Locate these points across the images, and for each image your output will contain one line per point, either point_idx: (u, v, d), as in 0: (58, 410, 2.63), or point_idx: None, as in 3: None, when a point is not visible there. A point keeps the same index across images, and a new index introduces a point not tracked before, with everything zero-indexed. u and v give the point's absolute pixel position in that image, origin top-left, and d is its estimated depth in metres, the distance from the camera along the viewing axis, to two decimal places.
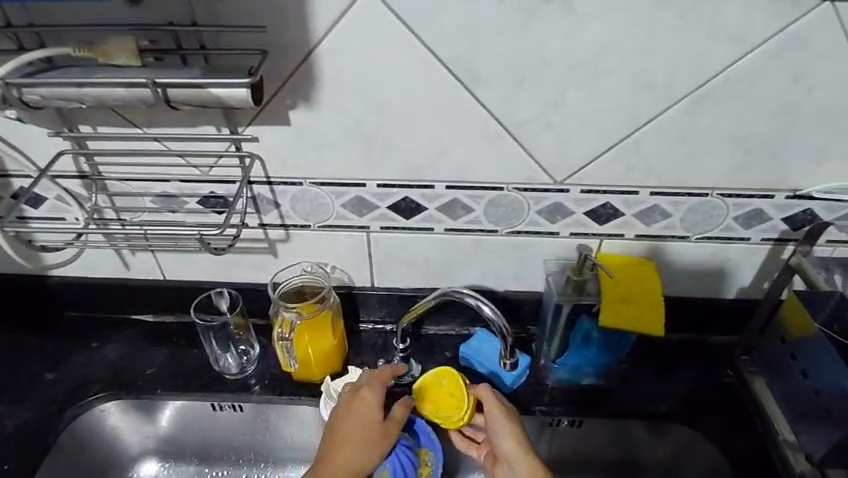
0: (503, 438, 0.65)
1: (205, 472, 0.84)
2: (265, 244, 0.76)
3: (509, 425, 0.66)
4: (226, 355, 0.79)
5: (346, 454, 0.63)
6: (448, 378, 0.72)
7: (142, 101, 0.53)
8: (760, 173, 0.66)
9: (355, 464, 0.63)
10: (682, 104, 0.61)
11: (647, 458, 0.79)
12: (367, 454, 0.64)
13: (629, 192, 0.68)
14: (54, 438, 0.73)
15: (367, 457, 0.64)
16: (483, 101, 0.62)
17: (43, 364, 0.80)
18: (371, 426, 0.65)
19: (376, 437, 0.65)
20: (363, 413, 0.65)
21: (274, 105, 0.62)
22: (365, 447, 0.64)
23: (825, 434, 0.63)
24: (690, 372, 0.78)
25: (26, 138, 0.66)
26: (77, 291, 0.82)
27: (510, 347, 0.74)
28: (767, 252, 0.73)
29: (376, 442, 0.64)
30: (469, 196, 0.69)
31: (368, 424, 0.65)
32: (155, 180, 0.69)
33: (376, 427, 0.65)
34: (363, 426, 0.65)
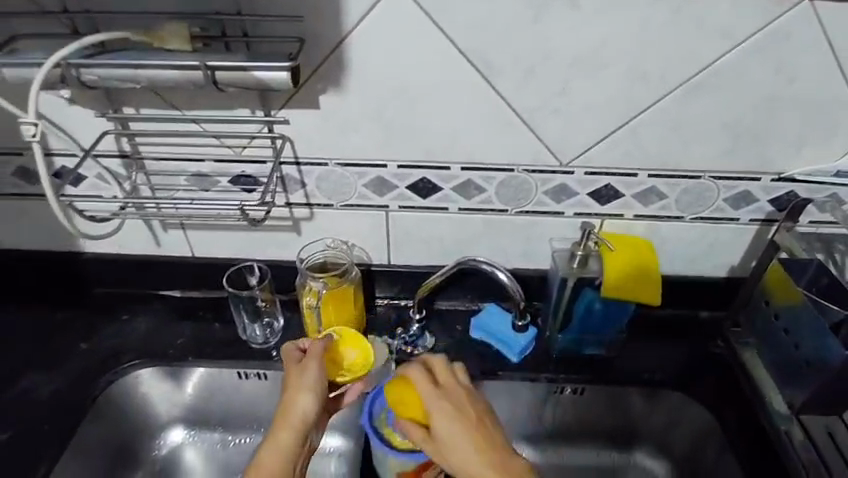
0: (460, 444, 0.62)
1: (229, 440, 0.89)
2: (290, 222, 0.81)
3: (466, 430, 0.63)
4: (253, 326, 0.84)
5: (286, 408, 0.67)
6: (344, 340, 0.77)
7: (193, 82, 0.59)
8: (748, 157, 0.72)
9: (296, 407, 0.66)
10: (676, 93, 0.67)
11: (643, 426, 0.85)
12: (302, 393, 0.67)
13: (629, 175, 0.74)
14: (92, 401, 0.78)
15: (303, 402, 0.67)
16: (496, 89, 0.68)
17: (77, 334, 0.85)
18: (298, 373, 0.69)
19: (307, 383, 0.68)
20: (295, 369, 0.70)
21: (307, 90, 0.68)
22: (300, 396, 0.67)
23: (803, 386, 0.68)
24: (683, 345, 0.84)
25: (73, 119, 0.71)
26: (109, 266, 0.87)
27: (521, 311, 0.81)
28: (755, 232, 0.79)
29: (309, 384, 0.68)
30: (482, 177, 0.75)
31: (299, 375, 0.69)
32: (191, 159, 0.74)
33: (306, 376, 0.69)
34: (296, 380, 0.69)
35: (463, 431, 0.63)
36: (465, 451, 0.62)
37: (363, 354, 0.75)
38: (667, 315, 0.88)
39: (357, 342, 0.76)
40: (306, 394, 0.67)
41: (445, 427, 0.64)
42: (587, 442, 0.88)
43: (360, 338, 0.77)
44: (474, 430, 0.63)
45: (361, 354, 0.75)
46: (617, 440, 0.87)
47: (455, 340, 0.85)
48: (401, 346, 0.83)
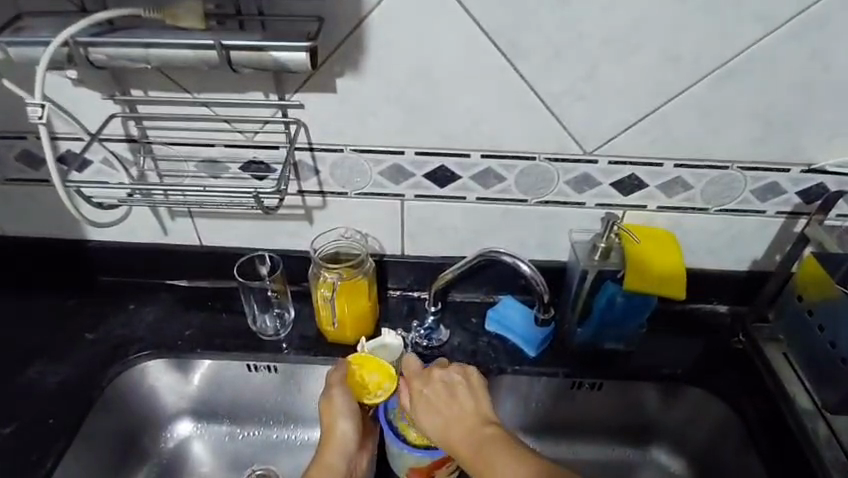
0: (444, 412, 0.66)
1: (237, 433, 0.87)
2: (302, 211, 0.78)
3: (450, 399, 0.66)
4: (263, 316, 0.83)
5: (327, 436, 0.70)
6: (361, 364, 0.73)
7: (208, 63, 0.57)
8: (778, 147, 0.70)
9: (333, 431, 0.69)
10: (708, 80, 0.65)
11: (661, 422, 0.83)
12: (334, 418, 0.69)
13: (654, 165, 0.72)
14: (99, 392, 0.75)
15: (341, 430, 0.69)
16: (521, 73, 0.65)
17: (83, 324, 0.82)
18: (330, 400, 0.70)
19: (339, 408, 0.70)
20: (324, 398, 0.71)
21: (323, 73, 0.65)
22: (336, 421, 0.69)
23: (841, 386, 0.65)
24: (704, 340, 0.82)
25: (79, 101, 0.68)
26: (115, 255, 0.84)
27: (545, 305, 0.77)
28: (780, 225, 0.77)
29: (340, 408, 0.70)
30: (502, 165, 0.73)
31: (330, 401, 0.70)
32: (201, 144, 0.72)
33: (336, 403, 0.70)
34: (328, 407, 0.70)
35: (438, 417, 0.66)
36: (443, 436, 0.65)
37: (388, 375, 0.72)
38: (687, 309, 0.86)
39: (376, 363, 0.73)
40: (341, 420, 0.69)
41: (421, 415, 0.67)
42: (602, 438, 0.86)
43: (376, 359, 0.73)
44: (451, 411, 0.66)
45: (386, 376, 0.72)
46: (634, 435, 0.85)
47: (470, 333, 0.83)
48: (415, 339, 0.81)
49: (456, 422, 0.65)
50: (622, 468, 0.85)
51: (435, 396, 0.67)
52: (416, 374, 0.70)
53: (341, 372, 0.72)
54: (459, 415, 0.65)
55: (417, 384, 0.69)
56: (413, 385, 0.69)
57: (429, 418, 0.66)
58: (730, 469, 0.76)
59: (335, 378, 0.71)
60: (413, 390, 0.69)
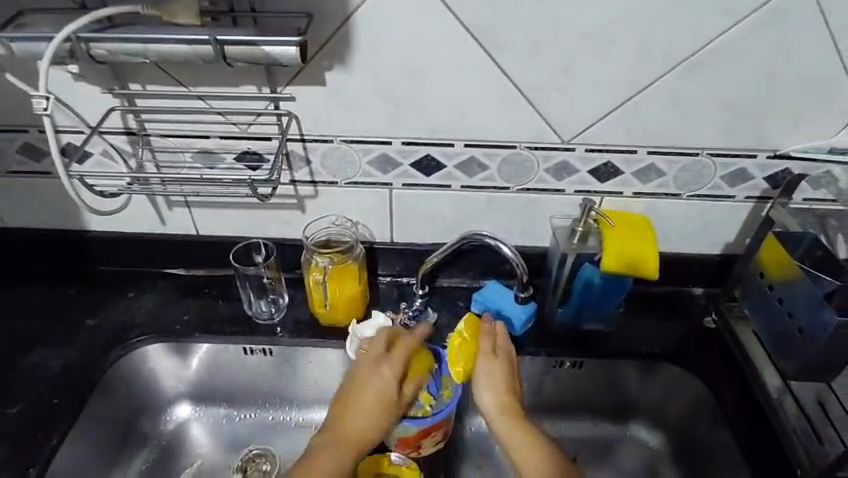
0: (500, 381, 0.71)
1: (233, 415, 0.90)
2: (295, 200, 0.82)
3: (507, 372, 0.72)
4: (259, 302, 0.86)
5: (355, 420, 0.68)
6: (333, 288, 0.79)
7: (202, 57, 0.60)
8: (745, 135, 0.74)
9: (374, 397, 0.69)
10: (677, 70, 0.68)
11: (640, 399, 0.87)
12: (376, 383, 0.70)
13: (629, 152, 0.76)
14: (101, 375, 0.79)
15: (385, 395, 0.69)
16: (501, 66, 0.69)
17: (84, 311, 0.86)
18: (374, 365, 0.71)
19: (388, 403, 0.69)
20: (365, 364, 0.71)
21: (313, 66, 0.69)
22: (374, 411, 0.69)
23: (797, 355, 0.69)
24: (679, 320, 0.87)
25: (79, 95, 0.71)
26: (114, 245, 0.87)
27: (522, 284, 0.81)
28: (750, 209, 0.81)
29: (387, 372, 0.70)
30: (484, 154, 0.76)
31: (379, 390, 0.69)
32: (196, 136, 0.75)
33: (383, 367, 0.71)
34: (373, 392, 0.69)
35: (508, 376, 0.71)
36: (489, 401, 0.70)
37: (468, 327, 0.75)
38: (663, 291, 0.90)
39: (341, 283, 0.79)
40: (387, 384, 0.70)
41: (493, 364, 0.71)
42: (585, 416, 0.90)
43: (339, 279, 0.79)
44: (506, 384, 0.71)
45: (465, 326, 0.75)
46: (614, 412, 0.89)
47: (456, 316, 0.87)
48: (404, 321, 0.85)
49: (506, 395, 0.70)
50: (603, 444, 0.89)
51: (498, 363, 0.72)
52: (504, 334, 0.75)
53: (386, 339, 0.73)
54: (509, 389, 0.70)
55: (502, 343, 0.74)
56: (497, 341, 0.74)
57: (483, 380, 0.71)
58: (704, 441, 0.80)
59: (379, 346, 0.73)
60: (496, 345, 0.74)
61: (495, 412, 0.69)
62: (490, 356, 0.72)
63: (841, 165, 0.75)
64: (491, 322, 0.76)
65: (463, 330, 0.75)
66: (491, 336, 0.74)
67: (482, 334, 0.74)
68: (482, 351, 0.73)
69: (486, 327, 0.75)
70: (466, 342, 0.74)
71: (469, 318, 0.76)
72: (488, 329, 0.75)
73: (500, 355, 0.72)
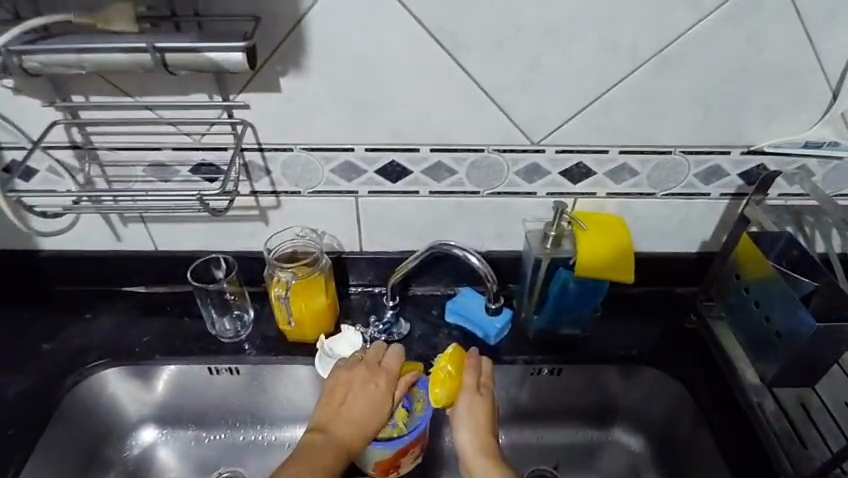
0: (479, 421, 0.68)
1: (202, 437, 0.86)
2: (257, 211, 0.78)
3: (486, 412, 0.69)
4: (223, 320, 0.82)
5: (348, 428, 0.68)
6: (302, 300, 0.75)
7: (142, 65, 0.56)
8: (718, 132, 0.72)
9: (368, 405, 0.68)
10: (646, 67, 0.66)
11: (621, 403, 0.85)
12: (371, 393, 0.69)
13: (601, 152, 0.73)
14: (56, 403, 0.74)
15: (379, 404, 0.69)
16: (464, 67, 0.66)
17: (38, 335, 0.81)
18: (370, 375, 0.70)
19: (381, 415, 0.68)
20: (361, 373, 0.70)
21: (267, 72, 0.65)
22: (367, 420, 0.68)
23: (775, 357, 0.67)
24: (658, 321, 0.85)
25: (19, 109, 0.67)
26: (68, 264, 0.83)
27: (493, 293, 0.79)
28: (725, 206, 0.79)
29: (382, 382, 0.70)
30: (452, 158, 0.73)
31: (372, 401, 0.69)
32: (147, 148, 0.71)
33: (376, 379, 0.70)
34: (367, 403, 0.69)
35: (489, 415, 0.69)
36: (465, 443, 0.67)
37: (453, 360, 0.70)
38: (642, 292, 0.88)
39: (310, 295, 0.76)
40: (382, 394, 0.69)
41: (476, 402, 0.69)
42: (567, 423, 0.88)
43: (308, 291, 0.75)
44: (484, 425, 0.68)
45: (451, 358, 0.70)
46: (595, 418, 0.87)
47: (430, 325, 0.84)
48: (374, 334, 0.81)
49: (483, 434, 0.68)
50: (586, 450, 0.87)
51: (478, 403, 0.68)
52: (489, 368, 0.72)
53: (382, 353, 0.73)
54: (486, 429, 0.68)
55: (486, 379, 0.71)
56: (482, 376, 0.71)
57: (461, 419, 0.68)
58: (686, 445, 0.78)
59: (375, 357, 0.72)
60: (481, 381, 0.70)
61: (470, 454, 0.67)
62: (474, 393, 0.69)
63: (816, 158, 0.74)
64: (477, 356, 0.72)
65: (447, 361, 0.70)
66: (477, 372, 0.71)
67: (467, 368, 0.70)
68: (466, 386, 0.69)
69: (472, 361, 0.71)
70: (451, 374, 0.69)
71: (454, 350, 0.71)
72: (474, 363, 0.71)
73: (482, 395, 0.69)
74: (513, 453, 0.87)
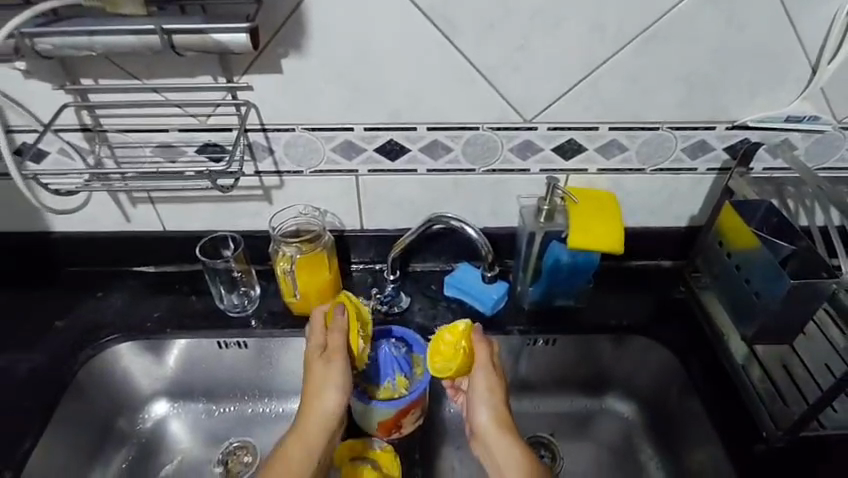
0: (494, 397, 0.70)
1: (213, 410, 0.90)
2: (261, 191, 0.81)
3: (499, 389, 0.71)
4: (230, 296, 0.85)
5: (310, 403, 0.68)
6: (306, 269, 0.78)
7: (150, 47, 0.59)
8: (703, 108, 0.75)
9: (310, 370, 0.69)
10: (632, 46, 0.69)
11: (613, 371, 0.89)
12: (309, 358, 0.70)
13: (591, 128, 0.76)
14: (72, 376, 0.78)
15: (314, 362, 0.69)
16: (457, 46, 0.68)
17: (50, 313, 0.84)
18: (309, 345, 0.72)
19: (321, 377, 0.68)
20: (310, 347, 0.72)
21: (268, 54, 0.68)
22: (314, 382, 0.68)
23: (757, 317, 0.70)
24: (649, 293, 0.88)
25: (30, 93, 0.70)
26: (79, 244, 0.86)
27: (490, 262, 0.82)
28: (712, 180, 0.82)
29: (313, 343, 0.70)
30: (448, 136, 0.76)
31: (311, 363, 0.69)
32: (155, 130, 0.74)
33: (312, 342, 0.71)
34: (311, 371, 0.69)
35: (501, 391, 0.71)
36: (483, 420, 0.69)
37: (462, 335, 0.71)
38: (633, 266, 0.92)
39: (314, 264, 0.79)
40: (314, 351, 0.70)
41: (490, 380, 0.70)
42: (563, 392, 0.91)
43: (311, 260, 0.78)
44: (497, 401, 0.70)
45: (460, 334, 0.71)
46: (588, 387, 0.91)
47: (429, 299, 0.87)
48: (376, 306, 0.85)
49: (495, 411, 0.69)
50: (581, 418, 0.91)
51: (491, 380, 0.71)
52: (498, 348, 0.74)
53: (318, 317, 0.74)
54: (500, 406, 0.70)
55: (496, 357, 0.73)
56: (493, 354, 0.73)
57: (478, 395, 0.70)
58: (675, 411, 0.82)
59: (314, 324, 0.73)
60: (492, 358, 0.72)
61: (487, 431, 0.68)
62: (487, 369, 0.71)
63: (798, 132, 0.77)
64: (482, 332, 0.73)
65: (460, 338, 0.71)
66: (487, 348, 0.72)
67: (478, 345, 0.72)
68: (479, 363, 0.71)
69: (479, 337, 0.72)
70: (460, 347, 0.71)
71: (464, 325, 0.72)
72: (483, 340, 0.72)
73: (493, 373, 0.71)
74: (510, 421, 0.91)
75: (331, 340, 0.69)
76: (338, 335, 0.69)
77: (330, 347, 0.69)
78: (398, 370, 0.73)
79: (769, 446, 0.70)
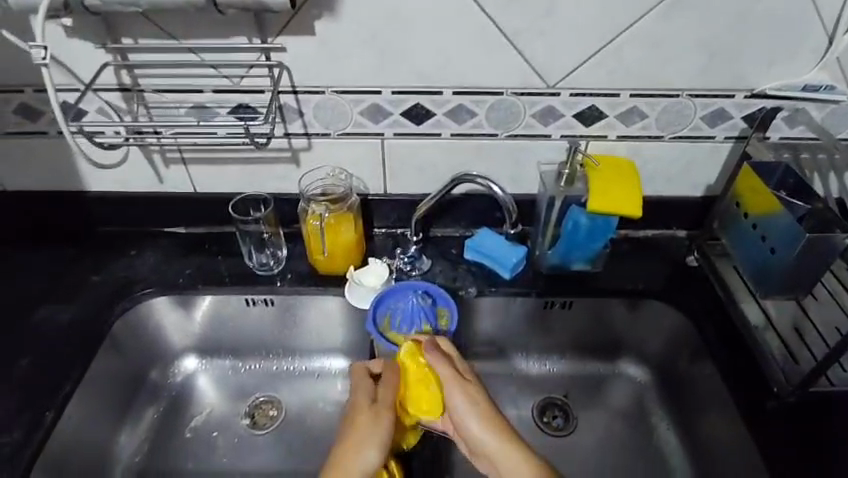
0: (476, 406, 0.67)
1: (239, 367, 0.93)
2: (289, 153, 0.84)
3: (478, 396, 0.68)
4: (259, 254, 0.89)
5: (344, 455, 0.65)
6: (335, 232, 0.82)
7: (193, 4, 0.61)
8: (723, 75, 0.76)
9: (356, 422, 0.68)
10: (656, 12, 0.70)
11: (628, 336, 0.91)
12: (356, 408, 0.69)
13: (612, 95, 0.78)
14: (109, 327, 0.81)
15: (362, 412, 0.68)
16: (485, 10, 0.70)
17: (86, 269, 0.88)
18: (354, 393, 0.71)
19: (366, 430, 0.66)
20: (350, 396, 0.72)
21: (302, 16, 0.70)
22: (356, 434, 0.66)
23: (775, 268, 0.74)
24: (664, 260, 0.91)
25: (73, 52, 0.73)
26: (113, 204, 0.89)
27: (512, 218, 0.84)
28: (729, 149, 0.84)
29: (363, 394, 0.70)
30: (473, 101, 0.78)
31: (358, 413, 0.68)
32: (190, 90, 0.76)
33: (360, 390, 0.71)
34: (356, 422, 0.67)
35: (480, 398, 0.68)
36: (476, 434, 0.66)
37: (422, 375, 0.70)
38: (648, 234, 0.94)
39: (342, 228, 0.82)
40: (363, 403, 0.69)
41: (462, 392, 0.67)
42: (577, 356, 0.94)
43: (340, 223, 0.82)
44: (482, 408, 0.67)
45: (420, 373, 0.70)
46: (602, 352, 0.94)
47: (450, 262, 0.90)
48: (400, 267, 0.88)
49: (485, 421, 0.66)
50: (594, 381, 0.93)
51: (464, 391, 0.68)
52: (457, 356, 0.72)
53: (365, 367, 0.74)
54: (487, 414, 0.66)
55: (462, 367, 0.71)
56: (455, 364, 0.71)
57: (458, 413, 0.67)
58: (687, 374, 0.85)
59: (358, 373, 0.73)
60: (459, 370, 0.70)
61: (485, 446, 0.65)
62: (459, 382, 0.68)
63: (814, 102, 0.79)
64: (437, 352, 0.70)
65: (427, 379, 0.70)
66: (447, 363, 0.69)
67: (440, 367, 0.69)
68: (448, 378, 0.68)
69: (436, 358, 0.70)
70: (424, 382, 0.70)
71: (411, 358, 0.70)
72: (439, 357, 0.70)
73: (464, 384, 0.68)
74: (525, 382, 0.93)
75: (383, 392, 0.69)
76: (389, 388, 0.70)
77: (380, 402, 0.69)
78: (425, 321, 0.75)
79: (780, 401, 0.73)
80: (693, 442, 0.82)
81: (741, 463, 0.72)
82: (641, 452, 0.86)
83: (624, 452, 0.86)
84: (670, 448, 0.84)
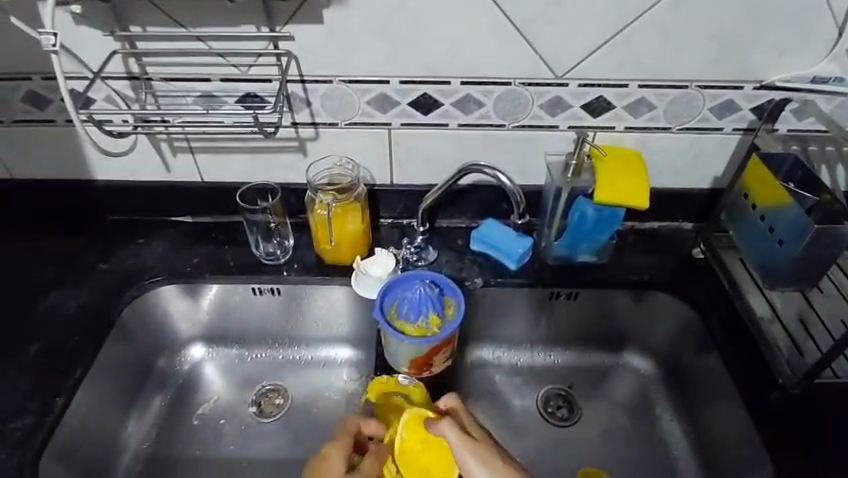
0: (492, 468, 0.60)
1: (246, 356, 0.94)
2: (296, 143, 0.84)
3: (494, 455, 0.61)
4: (266, 244, 0.89)
5: None
6: (340, 222, 0.82)
7: None
8: (732, 67, 0.76)
9: None
10: (666, 2, 0.70)
11: (633, 327, 0.92)
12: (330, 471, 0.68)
13: (620, 86, 0.78)
14: (117, 314, 0.82)
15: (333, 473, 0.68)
16: None
17: (94, 257, 0.88)
18: (330, 455, 0.70)
19: None
20: (323, 454, 0.70)
21: (310, 4, 0.70)
22: None
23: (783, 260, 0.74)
24: (670, 253, 0.90)
25: (81, 40, 0.73)
26: (120, 193, 0.89)
27: (520, 209, 0.84)
28: (737, 141, 0.84)
29: (340, 457, 0.70)
30: (480, 91, 0.78)
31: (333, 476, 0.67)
32: (198, 79, 0.76)
33: (338, 455, 0.70)
34: None
35: (496, 457, 0.61)
36: None
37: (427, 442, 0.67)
38: (654, 226, 0.94)
39: (348, 217, 0.82)
40: (337, 464, 0.69)
41: (472, 453, 0.61)
42: (582, 348, 0.95)
43: (345, 213, 0.81)
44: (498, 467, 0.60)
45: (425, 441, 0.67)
46: (607, 344, 0.94)
47: (456, 253, 0.90)
48: (406, 257, 0.88)
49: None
50: (598, 372, 0.94)
51: (476, 454, 0.61)
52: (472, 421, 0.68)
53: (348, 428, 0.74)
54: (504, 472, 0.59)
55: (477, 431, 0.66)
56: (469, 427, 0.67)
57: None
58: (691, 365, 0.85)
59: (339, 437, 0.73)
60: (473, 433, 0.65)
61: None
62: (470, 443, 0.62)
63: (823, 94, 0.78)
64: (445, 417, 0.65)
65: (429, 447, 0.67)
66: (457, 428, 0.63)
67: (447, 429, 0.63)
68: (458, 442, 0.62)
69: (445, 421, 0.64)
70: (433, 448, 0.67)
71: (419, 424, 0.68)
72: (449, 421, 0.64)
73: (475, 446, 0.61)
74: (530, 372, 0.94)
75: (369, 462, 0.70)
76: (374, 456, 0.71)
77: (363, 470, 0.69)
78: (432, 309, 0.75)
79: (785, 392, 0.73)
80: (698, 432, 0.82)
81: (746, 453, 0.72)
82: (645, 442, 0.86)
83: (628, 442, 0.87)
84: (673, 438, 0.85)
